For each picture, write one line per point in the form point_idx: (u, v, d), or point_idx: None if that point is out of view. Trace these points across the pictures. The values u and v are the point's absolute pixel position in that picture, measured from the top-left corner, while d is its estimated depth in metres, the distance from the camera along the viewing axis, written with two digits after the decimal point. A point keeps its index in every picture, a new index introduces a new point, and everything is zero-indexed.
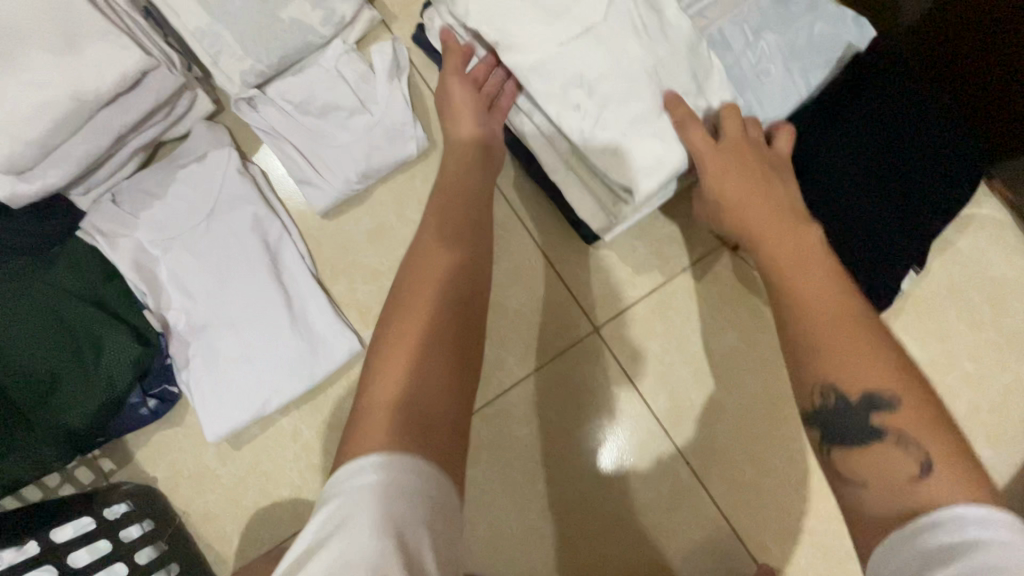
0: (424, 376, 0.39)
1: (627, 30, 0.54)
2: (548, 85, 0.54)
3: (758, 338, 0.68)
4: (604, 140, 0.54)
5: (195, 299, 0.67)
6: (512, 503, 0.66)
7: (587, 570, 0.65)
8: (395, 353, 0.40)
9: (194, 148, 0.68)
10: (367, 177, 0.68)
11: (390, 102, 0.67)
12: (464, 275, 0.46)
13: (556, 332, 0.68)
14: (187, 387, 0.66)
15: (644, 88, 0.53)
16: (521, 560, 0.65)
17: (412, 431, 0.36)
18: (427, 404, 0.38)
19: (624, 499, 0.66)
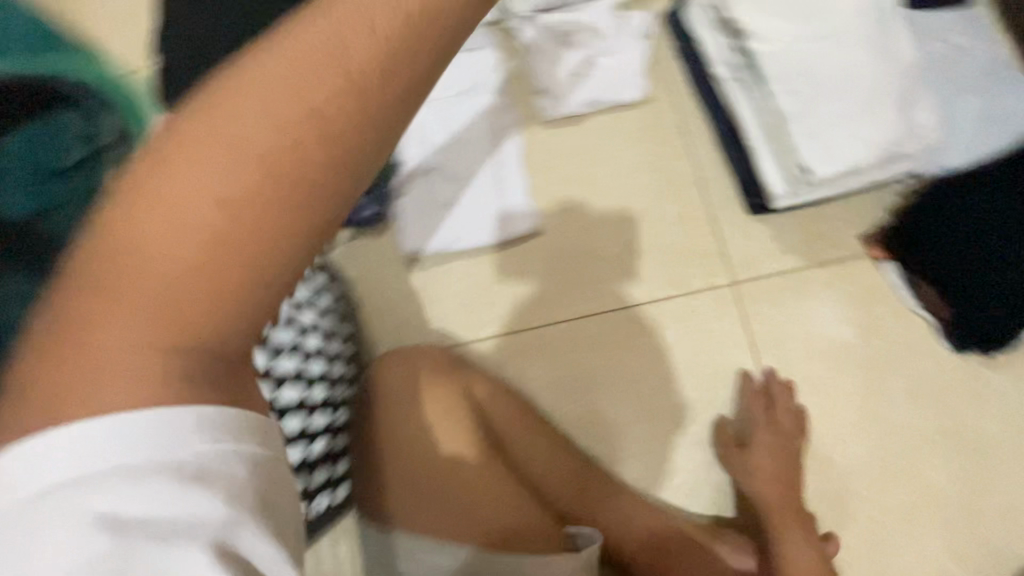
0: (188, 243, 0.30)
1: (858, 44, 0.67)
2: (777, 64, 0.69)
3: (880, 341, 0.75)
4: (802, 121, 0.69)
5: (431, 150, 0.84)
6: (619, 398, 0.75)
7: (668, 476, 0.73)
8: (175, 187, 0.30)
9: (471, 38, 0.85)
10: (594, 105, 0.83)
11: (632, 56, 0.83)
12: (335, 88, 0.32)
13: (700, 276, 0.78)
14: (401, 209, 0.83)
15: (856, 88, 0.67)
16: (612, 446, 0.74)
17: (163, 324, 0.30)
18: (200, 278, 0.30)
19: (715, 430, 0.74)
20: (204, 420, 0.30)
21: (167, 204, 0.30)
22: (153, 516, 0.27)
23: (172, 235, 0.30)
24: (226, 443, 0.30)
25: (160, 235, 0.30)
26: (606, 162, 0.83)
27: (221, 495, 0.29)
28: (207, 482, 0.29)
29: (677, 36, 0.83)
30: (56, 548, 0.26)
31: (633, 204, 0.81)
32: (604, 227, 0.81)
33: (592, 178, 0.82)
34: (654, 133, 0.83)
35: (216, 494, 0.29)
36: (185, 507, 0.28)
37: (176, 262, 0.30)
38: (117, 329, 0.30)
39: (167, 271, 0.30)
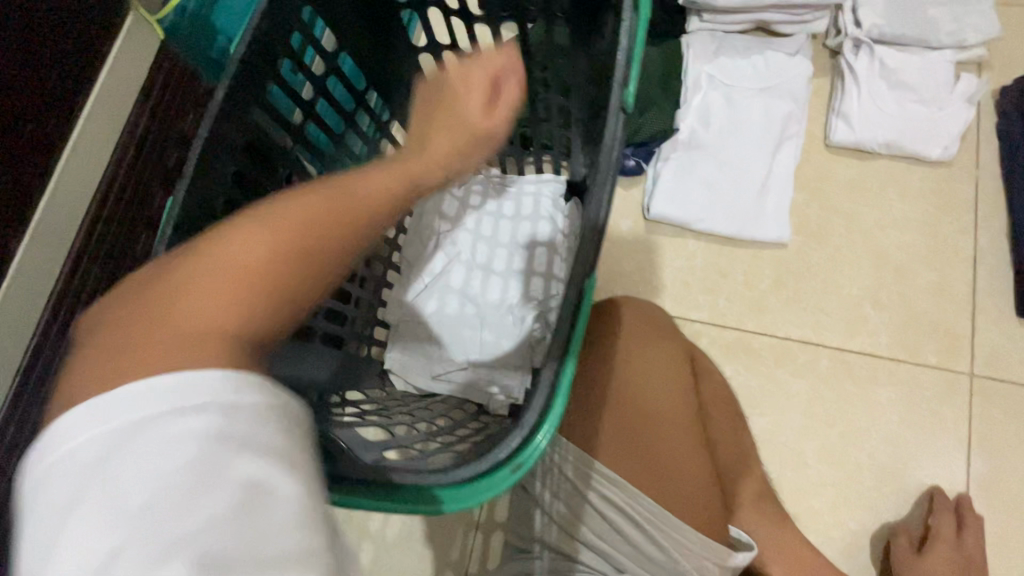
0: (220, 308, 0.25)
1: None
2: None
3: None
4: None
5: (707, 129, 0.84)
6: (808, 431, 0.73)
7: (835, 529, 0.70)
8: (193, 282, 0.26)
9: (787, 45, 0.85)
10: (889, 148, 0.80)
11: (951, 115, 0.79)
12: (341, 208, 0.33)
13: (936, 353, 0.74)
14: (656, 172, 0.84)
15: None
16: (785, 472, 0.72)
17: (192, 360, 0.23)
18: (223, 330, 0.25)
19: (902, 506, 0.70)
20: (238, 329, 0.25)
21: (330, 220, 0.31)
22: (165, 434, 0.21)
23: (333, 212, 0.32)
24: (279, 380, 0.24)
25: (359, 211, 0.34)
26: (878, 206, 0.80)
27: (245, 413, 0.22)
28: (211, 413, 0.21)
29: (999, 114, 0.80)
30: (169, 362, 0.23)
31: (892, 256, 0.78)
32: (853, 266, 0.78)
33: (857, 216, 0.80)
34: (941, 198, 0.79)
35: (228, 417, 0.21)
36: (205, 425, 0.21)
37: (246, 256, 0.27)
38: (257, 229, 0.28)
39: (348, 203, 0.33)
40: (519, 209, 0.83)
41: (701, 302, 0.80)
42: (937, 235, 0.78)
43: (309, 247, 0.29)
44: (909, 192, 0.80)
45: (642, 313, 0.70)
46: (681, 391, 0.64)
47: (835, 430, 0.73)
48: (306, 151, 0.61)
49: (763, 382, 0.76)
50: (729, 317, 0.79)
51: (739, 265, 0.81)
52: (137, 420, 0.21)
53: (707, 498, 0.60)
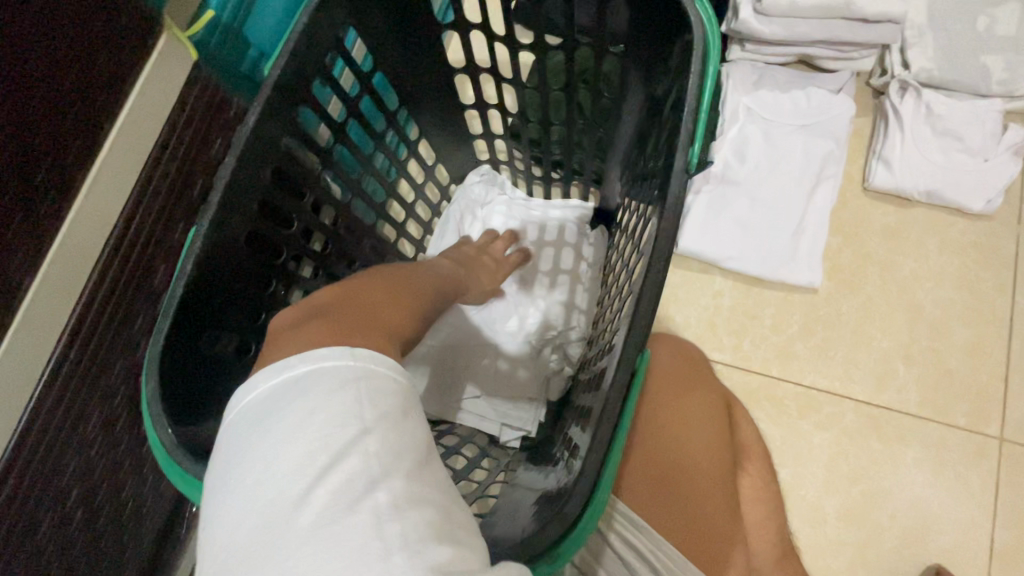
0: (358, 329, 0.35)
1: None
2: None
3: None
4: None
5: (742, 164, 0.82)
6: (829, 487, 0.71)
7: None
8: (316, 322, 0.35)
9: (831, 83, 0.82)
10: (930, 197, 0.78)
11: (998, 167, 0.77)
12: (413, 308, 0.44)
13: (965, 414, 0.72)
14: (687, 205, 0.81)
15: None
16: (802, 528, 0.69)
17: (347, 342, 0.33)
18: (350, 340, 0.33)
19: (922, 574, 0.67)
20: (360, 376, 0.30)
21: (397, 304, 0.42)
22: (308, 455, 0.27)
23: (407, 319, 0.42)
24: (400, 413, 0.30)
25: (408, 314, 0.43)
26: (913, 257, 0.78)
27: (368, 448, 0.28)
28: (342, 443, 0.28)
29: None
30: (319, 398, 0.29)
31: (925, 310, 0.76)
32: (885, 317, 0.76)
33: (892, 265, 0.78)
34: (979, 253, 0.77)
35: (357, 451, 0.28)
36: (336, 457, 0.27)
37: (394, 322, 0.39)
38: (334, 319, 0.35)
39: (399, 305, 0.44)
40: (544, 232, 0.79)
41: (726, 344, 0.77)
42: (973, 291, 0.76)
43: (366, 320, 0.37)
44: (946, 244, 0.78)
45: (675, 347, 0.70)
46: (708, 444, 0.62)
47: (858, 489, 0.70)
48: (331, 172, 0.58)
49: (785, 432, 0.73)
50: (755, 361, 0.76)
51: (768, 308, 0.78)
52: (289, 444, 0.27)
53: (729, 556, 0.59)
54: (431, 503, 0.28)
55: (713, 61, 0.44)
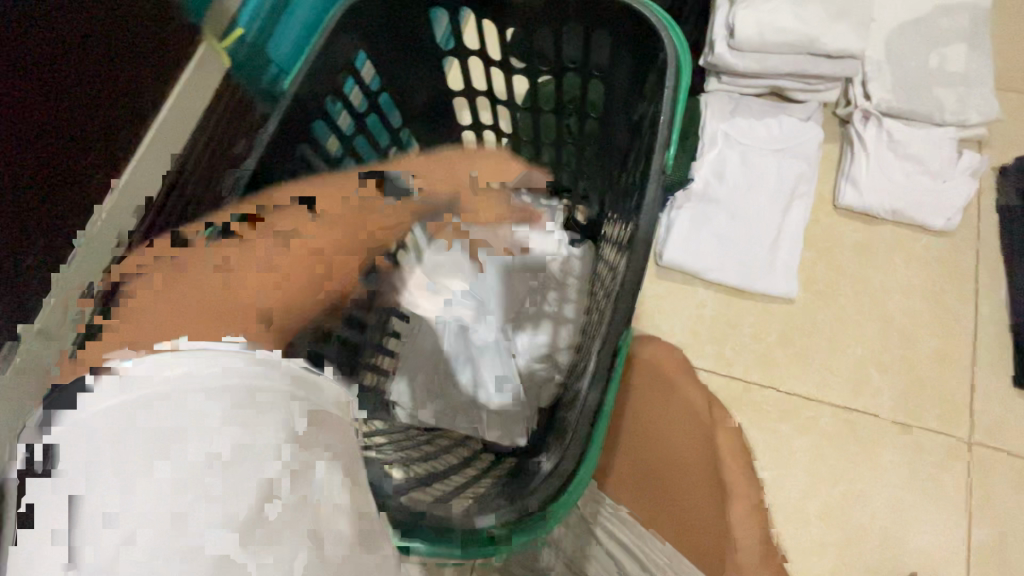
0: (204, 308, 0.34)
1: None
2: None
3: None
4: None
5: (723, 184, 0.87)
6: (811, 488, 0.73)
7: None
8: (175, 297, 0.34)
9: (799, 112, 0.90)
10: (894, 215, 0.84)
11: (954, 188, 0.83)
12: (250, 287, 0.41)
13: (936, 417, 0.75)
14: (671, 221, 0.86)
15: None
16: (786, 529, 0.71)
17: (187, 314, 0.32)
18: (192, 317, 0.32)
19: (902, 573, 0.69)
20: (258, 367, 0.24)
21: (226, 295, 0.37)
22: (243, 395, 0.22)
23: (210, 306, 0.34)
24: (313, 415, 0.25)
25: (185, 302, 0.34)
26: (882, 270, 0.83)
27: (287, 454, 0.22)
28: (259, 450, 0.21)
29: (998, 191, 0.84)
30: (215, 394, 0.22)
31: (895, 320, 0.80)
32: (857, 326, 0.80)
33: (862, 278, 0.83)
34: (942, 266, 0.82)
35: (279, 456, 0.22)
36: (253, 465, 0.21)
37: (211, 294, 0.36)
38: (173, 301, 0.33)
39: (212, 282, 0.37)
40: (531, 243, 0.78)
41: (709, 351, 0.81)
42: (938, 302, 0.81)
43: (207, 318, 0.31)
44: (912, 258, 0.83)
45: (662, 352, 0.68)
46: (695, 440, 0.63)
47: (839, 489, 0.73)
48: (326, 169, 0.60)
49: (767, 435, 0.76)
50: (737, 368, 0.80)
51: (748, 317, 0.82)
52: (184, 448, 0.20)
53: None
54: (344, 510, 0.24)
55: (685, 79, 0.51)
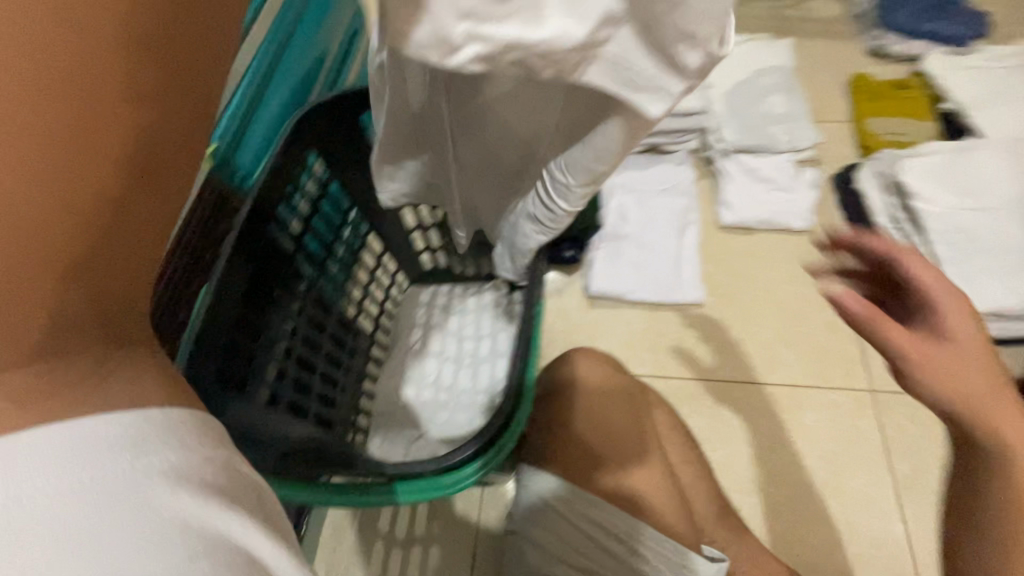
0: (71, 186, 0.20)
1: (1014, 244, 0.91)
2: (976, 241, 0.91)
3: None
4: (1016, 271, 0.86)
5: (627, 223, 1.05)
6: (756, 456, 0.83)
7: (795, 539, 0.78)
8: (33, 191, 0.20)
9: (673, 159, 1.11)
10: (765, 224, 1.03)
11: (805, 198, 1.04)
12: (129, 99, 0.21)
13: (840, 376, 0.89)
14: (591, 259, 1.01)
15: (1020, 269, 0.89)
16: (743, 495, 0.81)
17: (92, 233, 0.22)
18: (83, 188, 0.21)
19: (846, 511, 0.79)
20: (143, 435, 0.24)
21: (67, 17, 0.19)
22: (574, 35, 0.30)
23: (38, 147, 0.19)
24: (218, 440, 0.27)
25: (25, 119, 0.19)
26: (767, 267, 1.00)
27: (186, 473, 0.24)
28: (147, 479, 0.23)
29: (837, 193, 1.06)
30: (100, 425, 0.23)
31: (787, 303, 0.96)
32: (759, 314, 0.95)
33: (754, 276, 0.99)
34: (811, 257, 1.01)
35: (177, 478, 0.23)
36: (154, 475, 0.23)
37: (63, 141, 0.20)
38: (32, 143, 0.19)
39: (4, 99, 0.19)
40: (478, 301, 0.93)
41: (646, 359, 0.93)
42: (816, 284, 0.98)
43: (106, 316, 0.24)
44: (788, 255, 1.01)
45: (597, 359, 0.78)
46: (636, 424, 0.74)
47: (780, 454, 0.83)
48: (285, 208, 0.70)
49: (710, 419, 0.86)
50: (673, 369, 0.92)
51: (672, 325, 0.96)
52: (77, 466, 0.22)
53: (681, 518, 0.68)
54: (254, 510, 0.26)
55: None
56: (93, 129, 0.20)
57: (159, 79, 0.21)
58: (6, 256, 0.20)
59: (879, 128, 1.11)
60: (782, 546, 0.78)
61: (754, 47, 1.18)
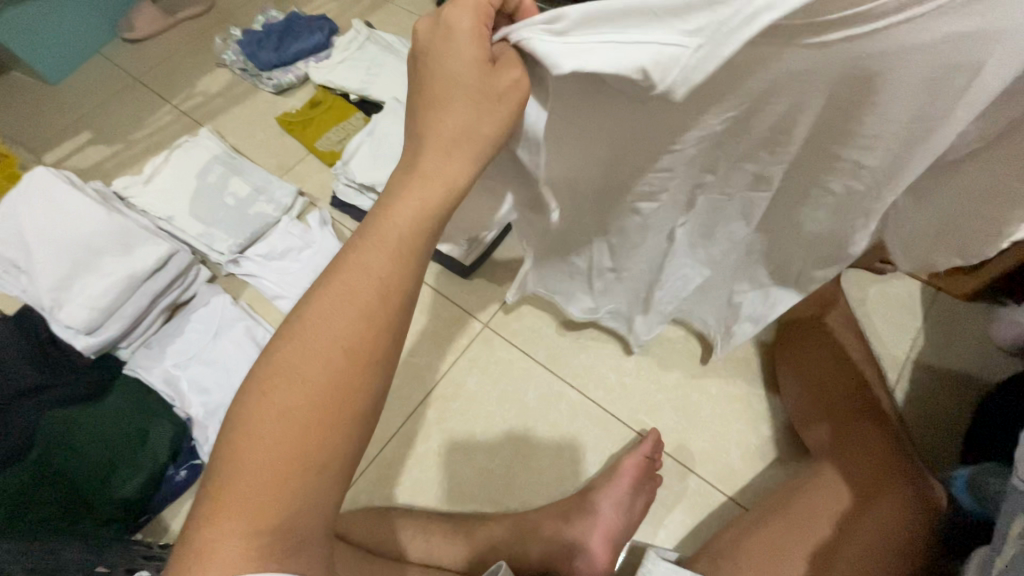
0: (308, 430, 0.37)
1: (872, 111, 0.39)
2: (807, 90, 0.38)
3: None
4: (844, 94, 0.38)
5: (210, 393, 0.95)
6: (461, 453, 0.88)
7: (529, 482, 0.86)
8: (274, 403, 0.37)
9: (200, 301, 1.03)
10: (318, 283, 1.04)
11: (324, 240, 1.08)
12: (344, 385, 0.38)
13: (462, 335, 0.96)
14: (210, 455, 0.90)
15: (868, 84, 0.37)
16: (479, 492, 0.86)
17: (293, 469, 0.36)
18: (297, 434, 0.37)
19: (535, 422, 0.89)
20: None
21: (365, 315, 0.38)
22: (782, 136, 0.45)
23: (294, 396, 0.37)
24: None
25: (287, 384, 0.37)
26: None
27: None
28: None
29: (346, 214, 1.12)
30: None
31: None
32: None
33: None
34: None
35: None
36: None
37: (305, 388, 0.37)
38: (277, 414, 0.37)
39: (352, 303, 0.38)
40: None
41: None
42: None
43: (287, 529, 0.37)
44: None
45: None
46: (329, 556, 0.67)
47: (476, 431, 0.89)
48: None
49: (415, 467, 0.88)
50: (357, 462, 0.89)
51: None
52: None
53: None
54: None
55: None
56: (346, 391, 0.38)
57: (359, 371, 0.38)
58: (263, 457, 0.36)
59: (326, 144, 1.20)
60: (528, 497, 0.85)
61: (176, 159, 1.15)
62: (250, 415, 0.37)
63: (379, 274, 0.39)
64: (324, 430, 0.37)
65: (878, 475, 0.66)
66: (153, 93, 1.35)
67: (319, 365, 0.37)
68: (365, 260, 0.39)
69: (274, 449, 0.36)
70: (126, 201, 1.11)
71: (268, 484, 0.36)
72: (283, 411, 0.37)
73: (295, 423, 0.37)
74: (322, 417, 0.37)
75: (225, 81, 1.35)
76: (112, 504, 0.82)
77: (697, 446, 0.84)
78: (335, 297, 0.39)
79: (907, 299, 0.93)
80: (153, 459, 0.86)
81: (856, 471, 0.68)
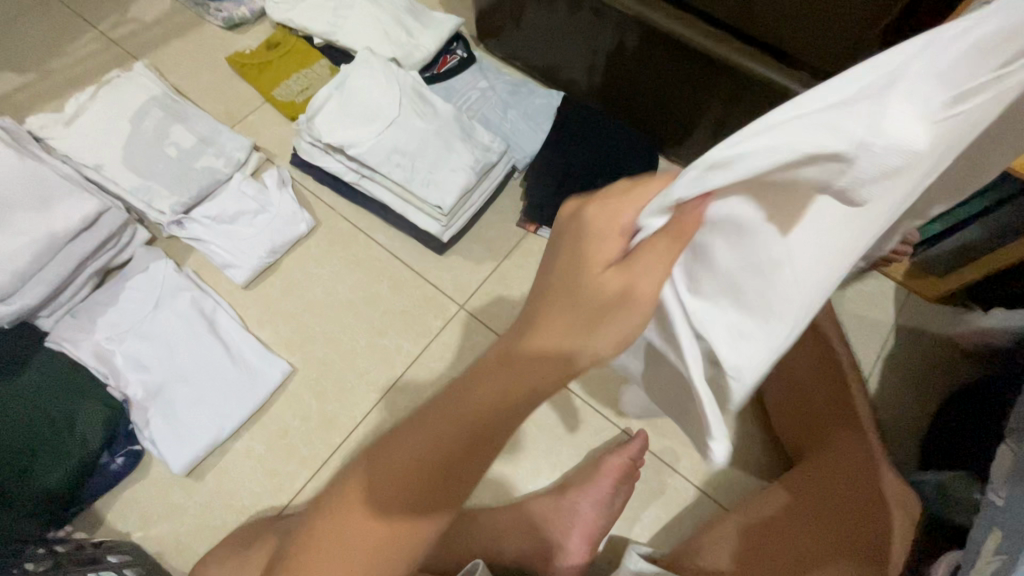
0: (427, 479, 0.46)
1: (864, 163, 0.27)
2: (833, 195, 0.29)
3: None
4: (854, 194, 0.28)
5: (150, 371, 0.85)
6: None
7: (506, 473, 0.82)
8: (402, 448, 0.46)
9: (136, 266, 0.91)
10: (276, 252, 0.94)
11: (282, 203, 0.97)
12: (468, 452, 0.45)
13: (437, 317, 0.92)
14: (151, 440, 0.81)
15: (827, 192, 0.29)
16: None
17: (400, 502, 0.46)
18: (417, 475, 0.46)
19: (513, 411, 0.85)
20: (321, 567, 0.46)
21: (489, 399, 0.43)
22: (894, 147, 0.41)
23: (418, 457, 0.45)
24: None
25: (422, 444, 0.45)
26: (313, 286, 0.94)
27: None
28: None
29: (308, 174, 1.01)
30: None
31: (352, 301, 0.93)
32: (340, 333, 0.91)
33: (310, 304, 0.93)
34: (337, 247, 0.97)
35: None
36: None
37: (424, 446, 0.46)
38: (404, 449, 0.46)
39: (499, 384, 0.43)
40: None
41: (294, 469, 0.82)
42: (360, 265, 0.96)
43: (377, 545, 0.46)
44: (321, 261, 0.96)
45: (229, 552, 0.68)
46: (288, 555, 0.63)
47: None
48: None
49: None
50: (320, 450, 0.83)
51: (287, 417, 0.85)
52: None
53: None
54: None
55: None
56: (468, 459, 0.45)
57: (484, 449, 0.45)
58: (386, 493, 0.46)
59: (285, 93, 1.06)
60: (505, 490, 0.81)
61: (103, 97, 0.99)
62: (385, 447, 0.48)
63: (516, 386, 0.43)
64: (444, 485, 0.46)
65: (854, 486, 0.67)
66: (74, 14, 1.15)
67: (450, 429, 0.44)
68: (524, 376, 0.42)
69: (398, 486, 0.46)
70: (42, 144, 0.95)
71: (389, 495, 0.46)
72: (409, 460, 0.45)
73: (417, 481, 0.45)
74: (448, 475, 0.46)
75: (164, 9, 1.17)
76: (34, 497, 0.72)
77: (677, 440, 0.83)
78: (482, 393, 0.44)
79: (881, 299, 0.94)
80: (81, 446, 0.76)
81: (828, 479, 0.69)
